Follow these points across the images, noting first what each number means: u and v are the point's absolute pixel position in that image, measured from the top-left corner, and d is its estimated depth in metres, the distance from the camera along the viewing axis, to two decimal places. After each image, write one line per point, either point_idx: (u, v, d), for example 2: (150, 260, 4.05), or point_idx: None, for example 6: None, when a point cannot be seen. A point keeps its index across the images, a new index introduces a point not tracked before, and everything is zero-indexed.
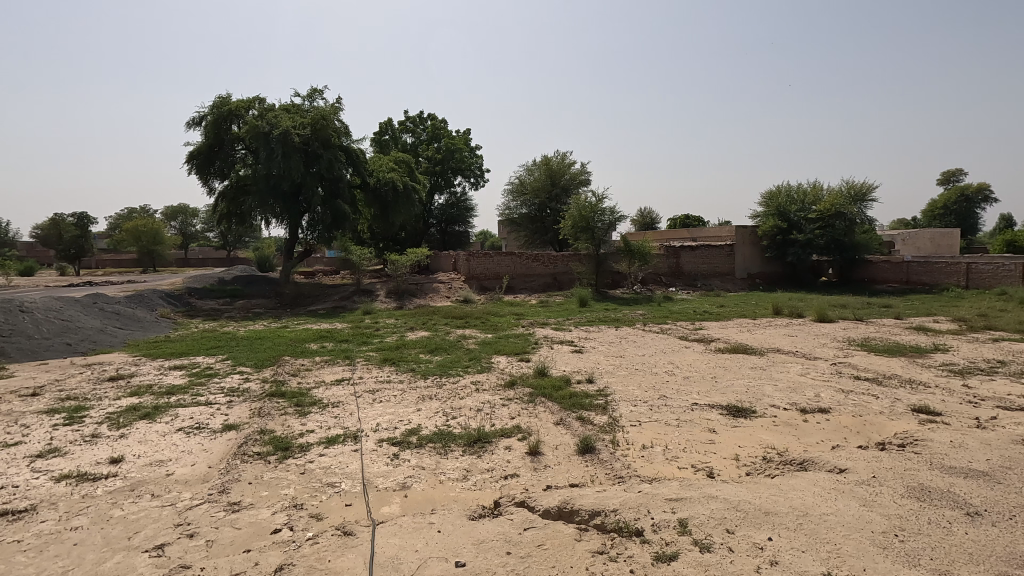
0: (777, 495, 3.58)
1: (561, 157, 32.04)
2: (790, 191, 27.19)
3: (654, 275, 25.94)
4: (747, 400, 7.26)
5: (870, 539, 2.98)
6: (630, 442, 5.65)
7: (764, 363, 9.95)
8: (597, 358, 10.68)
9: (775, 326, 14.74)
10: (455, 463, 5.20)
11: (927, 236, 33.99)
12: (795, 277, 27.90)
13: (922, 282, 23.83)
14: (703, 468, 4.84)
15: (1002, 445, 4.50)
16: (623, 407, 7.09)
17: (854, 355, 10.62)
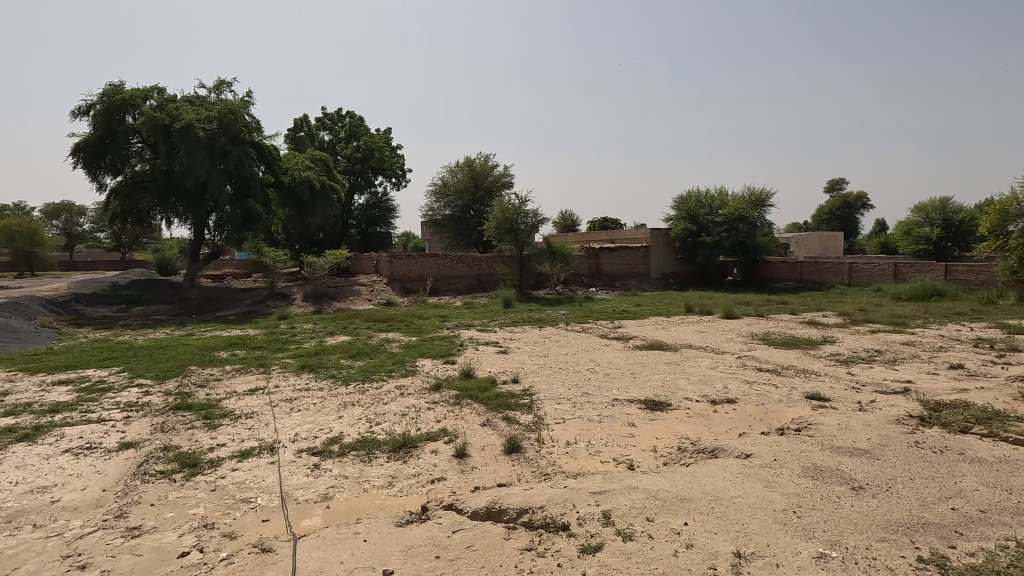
0: (691, 483, 3.81)
1: (483, 159, 32.10)
2: (699, 197, 29.02)
3: (575, 276, 26.85)
4: (663, 394, 7.64)
5: (773, 518, 3.23)
6: (555, 439, 5.78)
7: (678, 358, 10.52)
8: (522, 359, 10.81)
9: (687, 323, 15.65)
10: (380, 470, 5.07)
11: (816, 239, 37.40)
12: (703, 277, 29.77)
13: (813, 280, 26.21)
14: (624, 461, 5.05)
15: (880, 425, 5.05)
16: (547, 406, 7.24)
17: (756, 349, 11.49)
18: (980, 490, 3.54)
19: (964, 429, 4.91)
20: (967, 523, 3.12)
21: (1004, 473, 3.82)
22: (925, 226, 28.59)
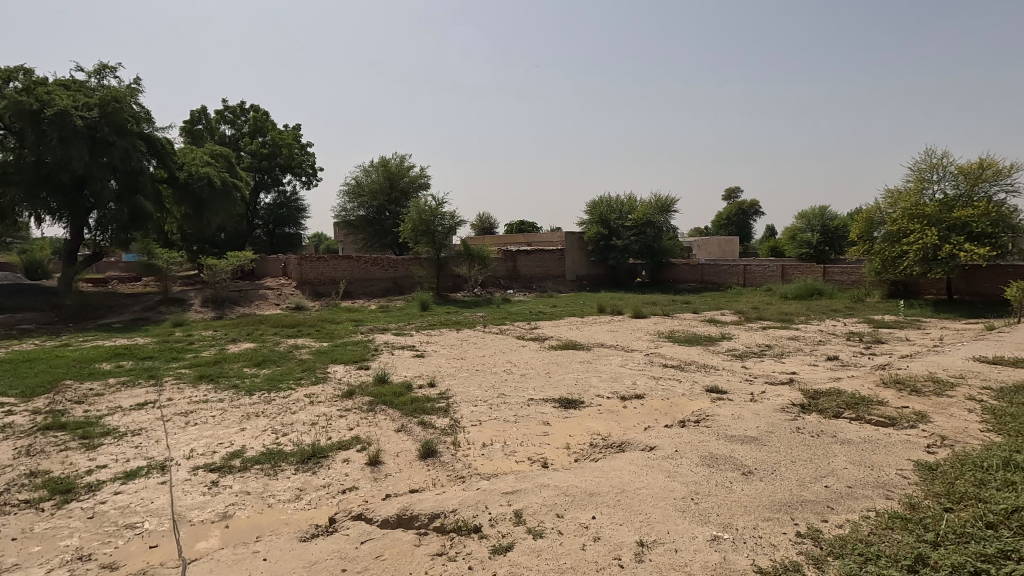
0: (599, 477, 3.96)
1: (399, 159, 31.49)
2: (610, 202, 30.24)
3: (493, 278, 27.04)
4: (576, 392, 7.86)
5: (673, 506, 3.41)
6: (471, 441, 5.78)
7: (591, 357, 10.88)
8: (439, 362, 10.71)
9: (600, 323, 16.26)
10: (287, 483, 4.81)
11: (716, 243, 40.27)
12: (615, 279, 31.06)
13: (712, 281, 28.16)
14: (538, 459, 5.14)
15: (767, 413, 5.52)
16: (464, 408, 7.22)
17: (662, 346, 12.16)
18: (848, 468, 3.96)
19: (837, 414, 5.47)
20: (837, 499, 3.48)
21: (868, 451, 4.30)
22: (807, 232, 31.69)
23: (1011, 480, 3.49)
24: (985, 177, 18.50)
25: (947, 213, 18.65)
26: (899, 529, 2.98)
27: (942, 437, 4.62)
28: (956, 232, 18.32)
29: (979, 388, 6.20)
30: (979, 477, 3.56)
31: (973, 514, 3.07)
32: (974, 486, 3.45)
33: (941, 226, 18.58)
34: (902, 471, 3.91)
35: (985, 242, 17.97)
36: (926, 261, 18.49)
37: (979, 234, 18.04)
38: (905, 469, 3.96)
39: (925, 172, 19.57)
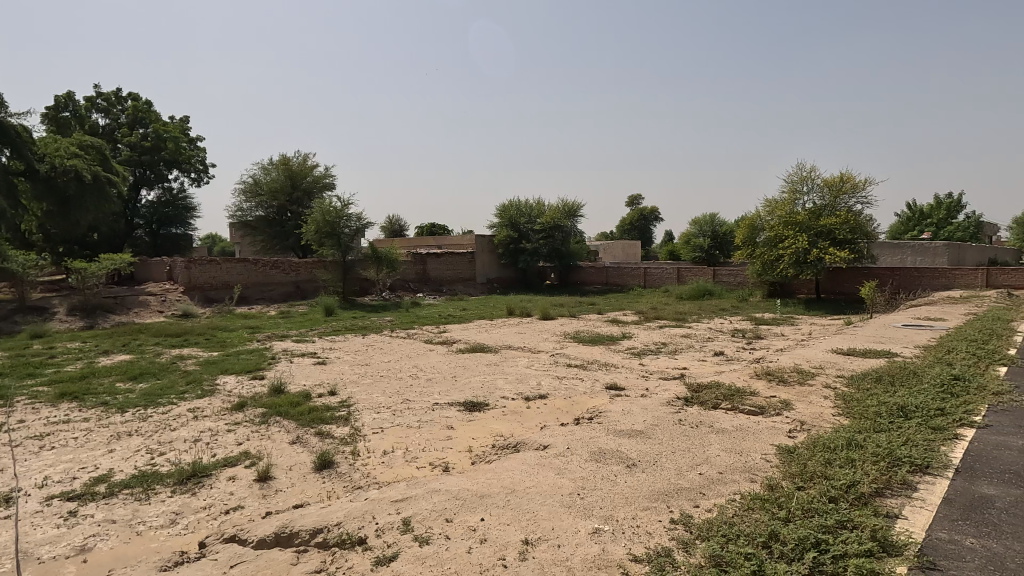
0: (491, 479, 3.99)
1: (301, 158, 30.01)
2: (520, 206, 30.73)
3: (402, 282, 26.53)
4: (482, 395, 7.86)
5: (559, 502, 3.51)
6: (370, 450, 5.59)
7: (498, 359, 10.95)
8: (342, 369, 10.30)
9: (508, 325, 16.46)
10: (159, 507, 4.38)
11: (619, 247, 42.29)
12: (524, 282, 31.59)
13: (616, 283, 29.47)
14: (439, 464, 5.06)
15: (655, 407, 5.85)
16: (365, 416, 6.97)
17: (567, 346, 12.53)
18: (720, 455, 4.28)
19: (715, 405, 5.92)
20: (708, 485, 3.74)
21: (738, 438, 4.68)
22: (699, 236, 34.11)
23: (851, 458, 3.96)
24: (845, 190, 20.83)
25: (815, 221, 20.83)
26: (758, 508, 3.27)
27: (801, 422, 5.14)
28: (822, 238, 20.54)
29: (834, 377, 6.97)
30: (826, 457, 4.00)
31: (818, 491, 3.44)
32: (823, 465, 3.86)
33: (810, 232, 20.70)
34: (766, 455, 4.30)
35: (845, 248, 20.32)
36: (799, 264, 20.60)
37: (840, 240, 20.39)
38: (768, 453, 4.35)
39: (797, 183, 21.70)
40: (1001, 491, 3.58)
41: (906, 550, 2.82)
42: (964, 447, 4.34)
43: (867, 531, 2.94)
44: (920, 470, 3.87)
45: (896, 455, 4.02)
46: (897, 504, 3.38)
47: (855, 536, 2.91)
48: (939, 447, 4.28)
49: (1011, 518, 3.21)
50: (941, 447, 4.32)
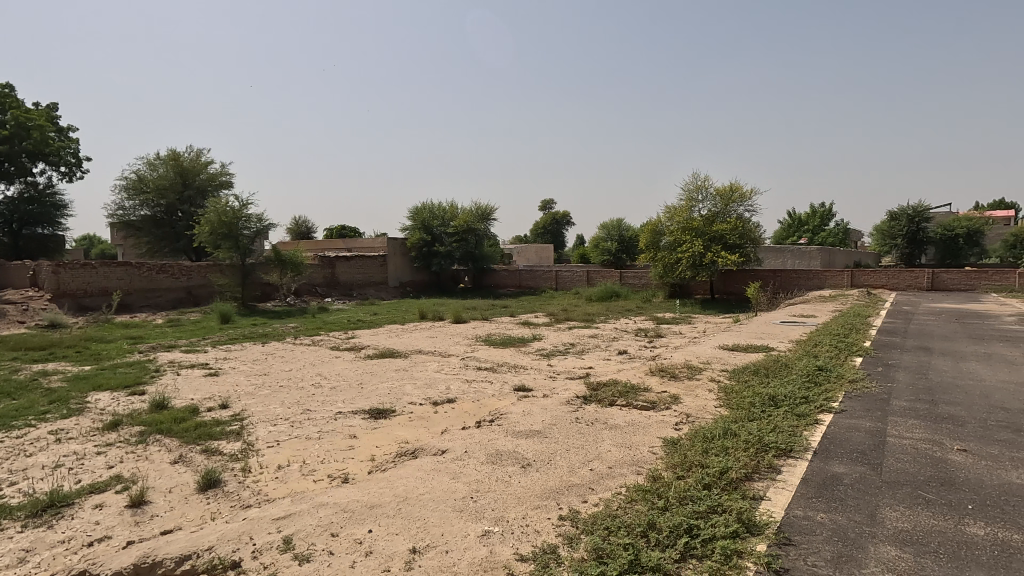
0: (383, 489, 3.90)
1: (194, 153, 27.76)
2: (433, 209, 30.40)
3: (308, 286, 25.35)
4: (387, 401, 7.65)
5: (451, 507, 3.48)
6: (262, 465, 5.22)
7: (407, 364, 10.73)
8: (237, 380, 9.62)
9: (420, 330, 16.22)
10: (4, 546, 3.84)
11: (533, 251, 43.21)
12: (438, 285, 31.30)
13: (529, 286, 29.98)
14: (340, 476, 4.76)
15: (555, 407, 6.01)
16: (260, 429, 6.51)
17: (478, 349, 12.55)
18: (611, 451, 4.47)
19: (612, 402, 6.17)
20: (597, 480, 3.88)
21: (630, 433, 4.91)
22: (608, 240, 35.58)
23: (726, 446, 4.27)
24: (734, 199, 22.57)
25: (709, 227, 22.40)
26: (640, 500, 3.43)
27: (686, 414, 5.49)
28: (715, 243, 22.16)
29: (719, 371, 7.52)
30: (704, 446, 4.29)
31: (694, 479, 3.67)
32: (702, 454, 4.14)
33: (705, 237, 22.26)
34: (653, 448, 4.53)
35: (735, 252, 22.06)
36: (695, 266, 22.17)
37: (730, 244, 22.12)
38: (655, 446, 4.59)
39: (693, 192, 23.22)
40: (849, 468, 4.01)
41: (766, 528, 3.08)
42: (822, 431, 4.83)
43: (734, 514, 3.18)
44: (784, 454, 4.26)
45: (764, 442, 4.39)
46: (763, 487, 3.68)
47: (723, 520, 3.13)
48: (801, 432, 4.73)
49: (854, 492, 3.61)
50: (803, 431, 4.78)
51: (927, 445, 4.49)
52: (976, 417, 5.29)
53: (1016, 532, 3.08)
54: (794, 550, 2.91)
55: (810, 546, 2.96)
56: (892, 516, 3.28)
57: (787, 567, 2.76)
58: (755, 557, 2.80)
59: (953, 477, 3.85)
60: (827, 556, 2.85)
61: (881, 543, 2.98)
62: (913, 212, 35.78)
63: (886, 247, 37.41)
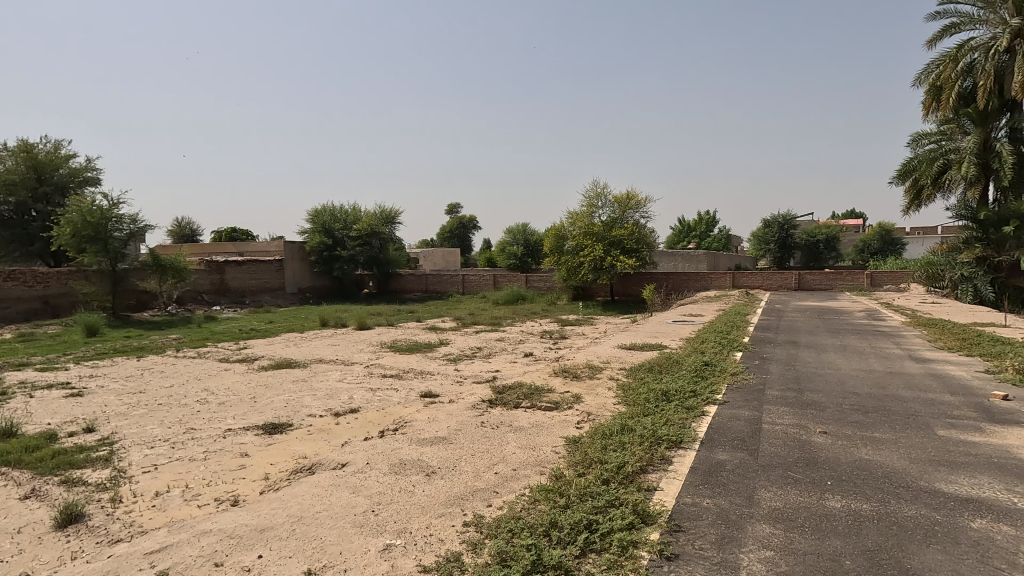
0: (276, 509, 3.66)
1: (50, 145, 24.49)
2: (334, 211, 29.17)
3: (192, 293, 23.30)
4: (284, 415, 7.19)
5: (351, 523, 3.33)
6: (137, 493, 4.66)
7: (306, 375, 10.16)
8: (106, 399, 8.58)
9: (321, 337, 15.48)
10: None
11: (439, 254, 42.99)
12: (340, 290, 30.08)
13: (436, 290, 29.69)
14: (228, 498, 4.35)
15: (460, 412, 5.99)
16: (134, 453, 5.83)
17: (383, 356, 12.20)
18: (515, 453, 4.52)
19: (517, 404, 6.26)
20: (502, 483, 3.91)
21: (533, 434, 5.01)
22: (514, 245, 36.18)
23: (623, 441, 4.48)
24: (631, 206, 23.85)
25: (609, 232, 23.50)
26: (542, 500, 3.50)
27: (587, 413, 5.70)
28: (614, 247, 23.30)
29: (618, 369, 7.90)
30: (603, 443, 4.47)
31: (594, 475, 3.82)
32: (601, 450, 4.32)
33: (605, 242, 23.32)
34: (556, 448, 4.65)
35: (632, 256, 23.33)
36: (596, 269, 23.21)
37: (628, 249, 23.36)
38: (557, 445, 4.71)
39: (593, 198, 24.25)
40: (731, 455, 4.36)
41: (659, 518, 3.26)
42: (708, 422, 5.22)
43: (629, 506, 3.34)
44: (675, 445, 4.54)
45: (657, 435, 4.66)
46: (656, 478, 3.90)
47: (621, 512, 3.28)
48: (689, 424, 5.09)
49: (735, 477, 3.93)
50: (692, 423, 5.14)
51: (794, 429, 5.01)
52: (833, 402, 5.99)
53: (865, 502, 3.51)
54: (684, 535, 3.10)
55: (697, 530, 3.17)
56: (766, 497, 3.60)
57: (677, 552, 2.93)
58: (649, 545, 2.95)
59: (816, 456, 4.32)
60: (712, 539, 3.07)
61: (757, 522, 3.26)
62: (783, 221, 39.95)
63: (761, 252, 41.39)
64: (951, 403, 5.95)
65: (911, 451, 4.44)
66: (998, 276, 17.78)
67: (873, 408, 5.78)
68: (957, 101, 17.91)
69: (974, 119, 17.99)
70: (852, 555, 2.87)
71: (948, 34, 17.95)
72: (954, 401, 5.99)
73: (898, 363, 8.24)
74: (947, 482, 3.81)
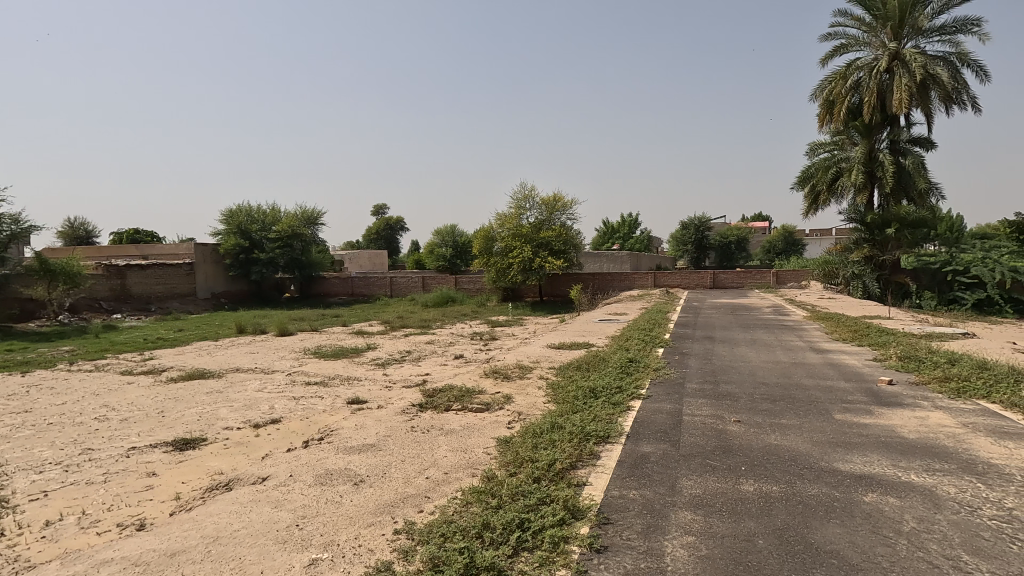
0: (188, 531, 3.41)
1: None
2: (250, 211, 27.62)
3: (89, 300, 21.29)
4: (197, 429, 6.70)
5: (273, 540, 3.16)
6: (23, 525, 4.17)
7: (221, 386, 9.51)
8: None
9: (238, 345, 14.61)
10: None
11: (366, 256, 41.92)
12: (259, 295, 28.56)
13: (362, 293, 28.89)
14: (133, 522, 4.00)
15: (389, 418, 5.86)
16: (19, 480, 5.22)
17: (306, 363, 11.70)
18: (446, 456, 4.48)
19: (447, 407, 6.20)
20: (433, 487, 3.86)
21: (465, 437, 4.99)
22: (442, 247, 35.85)
23: (553, 440, 4.55)
24: (558, 208, 24.35)
25: (536, 234, 23.85)
26: (474, 502, 3.49)
27: (518, 412, 5.75)
28: (543, 249, 23.70)
29: (547, 368, 8.04)
30: (534, 442, 4.51)
31: (526, 474, 3.86)
32: (532, 449, 4.37)
33: (534, 243, 23.65)
34: (487, 449, 4.65)
35: (560, 257, 23.83)
36: (525, 270, 23.43)
37: (556, 250, 23.84)
38: (489, 446, 4.71)
39: (521, 201, 24.55)
40: (654, 447, 4.55)
41: (588, 512, 3.34)
42: (633, 416, 5.43)
43: (560, 503, 3.40)
44: (603, 440, 4.68)
45: (585, 431, 4.78)
46: (585, 473, 4.00)
47: (552, 509, 3.33)
48: (616, 418, 5.26)
49: (659, 468, 4.10)
50: (618, 418, 5.32)
51: (712, 419, 5.32)
52: (746, 393, 6.41)
53: (776, 484, 3.78)
54: (612, 527, 3.20)
55: (625, 522, 3.28)
56: (688, 485, 3.79)
57: (606, 544, 3.02)
58: (579, 540, 3.02)
59: (731, 444, 4.60)
60: (639, 528, 3.19)
61: (679, 510, 3.42)
62: (698, 223, 42.32)
63: (680, 253, 43.59)
64: (846, 389, 6.55)
65: (814, 434, 4.84)
66: (883, 273, 19.70)
67: (780, 396, 6.24)
68: (846, 115, 19.72)
69: (861, 132, 19.85)
70: (764, 535, 3.08)
71: (838, 54, 19.75)
72: (848, 387, 6.59)
73: (801, 354, 8.96)
74: (844, 462, 4.18)
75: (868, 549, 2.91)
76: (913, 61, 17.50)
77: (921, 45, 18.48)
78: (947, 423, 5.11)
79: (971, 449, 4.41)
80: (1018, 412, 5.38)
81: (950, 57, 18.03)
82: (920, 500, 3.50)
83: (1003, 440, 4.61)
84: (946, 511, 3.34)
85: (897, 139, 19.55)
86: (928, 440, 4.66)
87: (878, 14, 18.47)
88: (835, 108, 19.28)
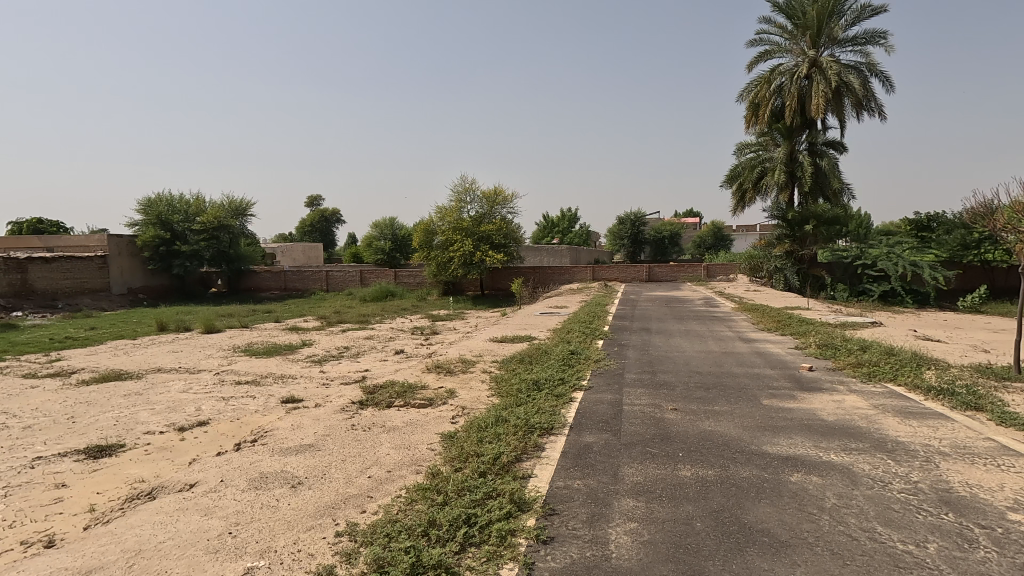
0: (107, 546, 3.15)
1: None
2: (172, 201, 25.81)
3: None
4: (114, 435, 6.20)
5: (202, 550, 2.97)
6: None
7: (141, 388, 8.85)
8: None
9: (159, 343, 13.68)
10: None
11: (300, 249, 40.39)
12: (182, 291, 26.75)
13: (297, 288, 27.78)
14: (42, 539, 3.65)
15: (326, 416, 5.65)
16: None
17: (236, 361, 11.10)
18: (389, 454, 4.39)
19: (389, 403, 6.07)
20: (376, 487, 3.76)
21: (408, 433, 4.89)
22: (381, 239, 35.08)
23: (498, 433, 4.55)
24: (498, 202, 24.39)
25: (477, 228, 23.79)
26: (419, 499, 3.43)
27: (461, 407, 5.70)
28: (483, 242, 23.66)
29: (491, 362, 8.04)
30: (479, 436, 4.50)
31: (471, 469, 3.83)
32: (478, 443, 4.34)
33: (474, 237, 23.56)
34: (431, 445, 4.58)
35: (500, 251, 23.88)
36: (466, 265, 23.23)
37: (497, 244, 23.84)
38: (433, 442, 4.64)
39: (462, 194, 24.39)
40: (596, 437, 4.64)
41: (534, 504, 3.36)
42: (575, 407, 5.52)
43: (507, 496, 3.42)
44: (546, 432, 4.73)
45: (530, 424, 4.81)
46: (530, 465, 4.04)
47: (498, 503, 3.33)
48: (559, 410, 5.35)
49: (600, 457, 4.19)
50: (561, 410, 5.39)
51: (650, 408, 5.51)
52: (682, 381, 6.70)
53: (710, 468, 3.95)
54: (558, 518, 3.24)
55: (570, 512, 3.32)
56: (629, 473, 3.90)
57: (552, 535, 3.05)
58: (525, 532, 3.04)
59: (669, 431, 4.78)
60: (584, 518, 3.24)
61: (622, 497, 3.51)
62: (635, 218, 43.54)
63: (617, 247, 44.73)
64: (771, 375, 6.99)
65: (744, 420, 5.10)
66: (802, 266, 21.07)
67: (713, 384, 6.53)
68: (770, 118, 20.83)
69: (783, 134, 21.02)
70: (701, 518, 3.21)
71: (763, 59, 20.86)
72: (773, 374, 7.04)
73: (731, 343, 9.45)
74: (772, 444, 4.43)
75: (796, 526, 3.09)
76: (829, 69, 18.71)
77: (836, 53, 19.78)
78: (860, 405, 5.55)
79: (882, 429, 4.80)
80: (920, 393, 5.91)
81: (861, 66, 19.41)
82: (840, 477, 3.77)
83: (908, 419, 5.07)
84: (862, 487, 3.61)
85: (815, 141, 20.86)
86: (844, 421, 5.03)
87: (798, 23, 19.61)
88: (761, 110, 20.38)
